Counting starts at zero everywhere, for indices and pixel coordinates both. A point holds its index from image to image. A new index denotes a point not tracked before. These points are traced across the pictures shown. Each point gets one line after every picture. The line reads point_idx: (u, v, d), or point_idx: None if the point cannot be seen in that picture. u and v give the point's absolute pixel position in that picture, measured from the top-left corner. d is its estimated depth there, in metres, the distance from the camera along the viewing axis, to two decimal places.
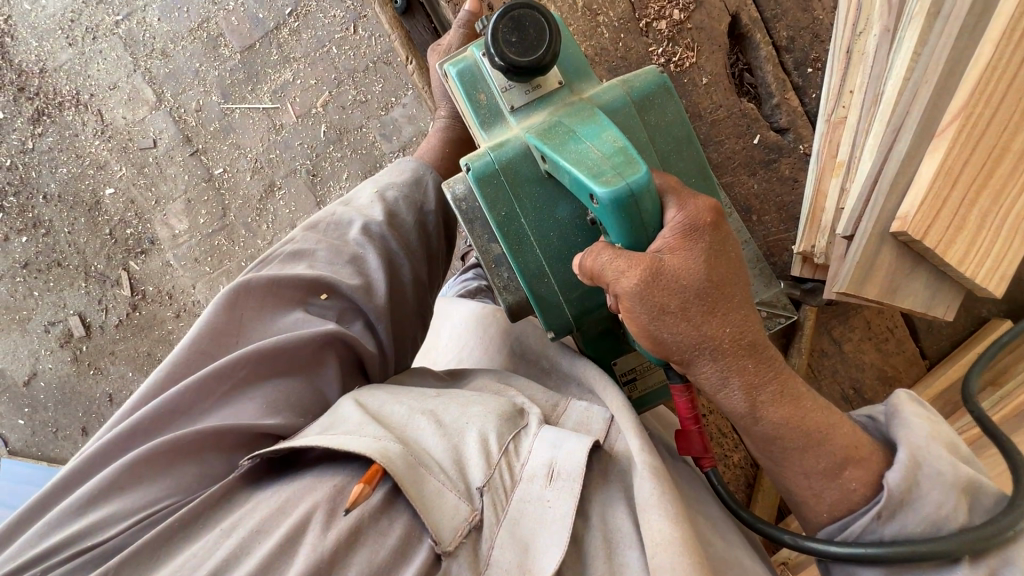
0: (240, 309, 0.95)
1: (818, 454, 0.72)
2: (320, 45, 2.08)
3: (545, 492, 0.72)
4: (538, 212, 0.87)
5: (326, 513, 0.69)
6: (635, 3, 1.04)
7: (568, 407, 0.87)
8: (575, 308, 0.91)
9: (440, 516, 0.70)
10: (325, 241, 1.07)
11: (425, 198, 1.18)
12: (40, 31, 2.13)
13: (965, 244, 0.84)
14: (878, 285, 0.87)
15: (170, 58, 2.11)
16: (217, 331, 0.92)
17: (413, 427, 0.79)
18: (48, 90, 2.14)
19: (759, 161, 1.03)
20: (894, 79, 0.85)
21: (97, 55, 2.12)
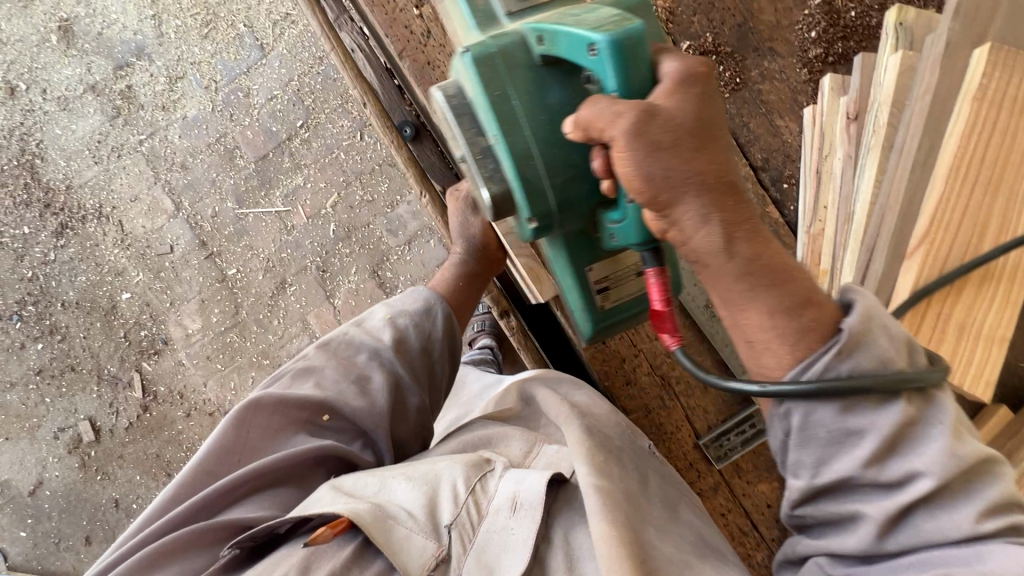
0: (248, 426, 0.97)
1: (782, 292, 0.63)
2: (329, 152, 2.24)
3: (509, 522, 0.77)
4: (529, 102, 0.78)
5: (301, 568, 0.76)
6: None
7: (540, 451, 0.92)
8: (559, 194, 0.80)
9: (408, 556, 0.76)
10: (334, 360, 1.08)
11: (433, 328, 1.16)
12: (68, 152, 2.27)
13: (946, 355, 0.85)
14: None
15: (189, 170, 2.26)
16: (226, 447, 0.95)
17: (386, 486, 0.85)
18: (73, 205, 2.26)
19: None
20: (863, 202, 0.98)
21: (120, 172, 2.27)
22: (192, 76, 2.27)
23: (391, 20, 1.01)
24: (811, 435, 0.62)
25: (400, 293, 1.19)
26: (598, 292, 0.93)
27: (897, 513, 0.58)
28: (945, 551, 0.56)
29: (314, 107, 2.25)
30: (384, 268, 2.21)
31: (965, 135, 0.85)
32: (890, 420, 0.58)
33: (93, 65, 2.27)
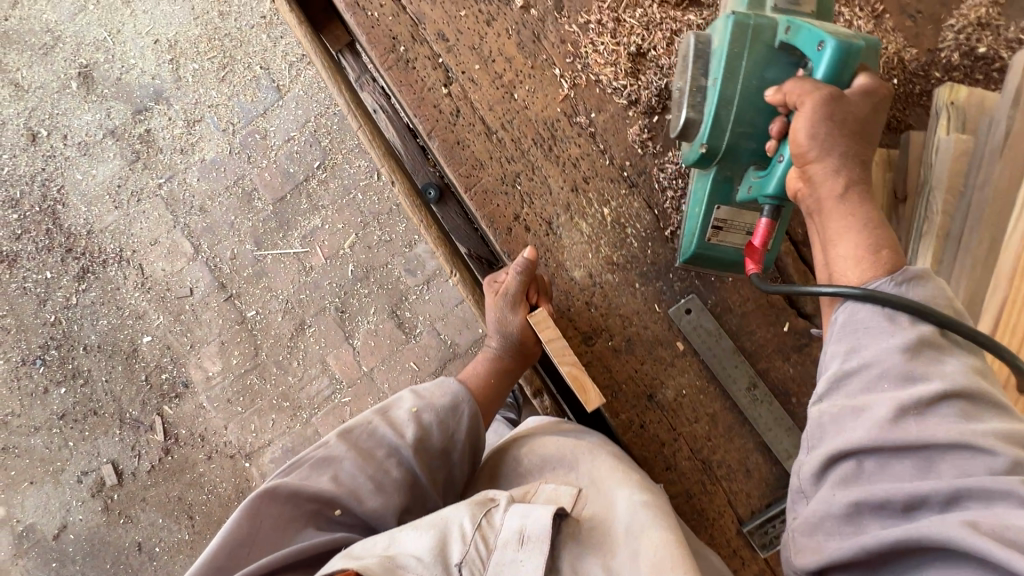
0: (258, 518, 0.88)
1: (872, 234, 0.81)
2: (347, 192, 2.24)
3: (518, 553, 0.79)
4: (753, 68, 0.88)
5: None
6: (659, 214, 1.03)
7: (537, 488, 0.93)
8: (735, 142, 0.91)
9: None
10: (353, 450, 0.99)
11: (455, 430, 1.07)
12: (89, 197, 2.28)
13: None
14: None
15: (208, 213, 2.27)
16: (235, 542, 0.85)
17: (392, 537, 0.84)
18: (93, 249, 2.27)
19: (790, 346, 1.04)
20: None
21: (140, 216, 2.27)
22: (209, 119, 2.27)
23: (419, 99, 0.99)
24: (854, 328, 0.79)
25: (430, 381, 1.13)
26: (716, 232, 0.98)
27: (913, 401, 0.70)
28: (959, 456, 0.66)
29: (331, 148, 2.25)
30: (403, 308, 2.20)
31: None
32: (919, 330, 0.75)
33: (112, 110, 2.28)
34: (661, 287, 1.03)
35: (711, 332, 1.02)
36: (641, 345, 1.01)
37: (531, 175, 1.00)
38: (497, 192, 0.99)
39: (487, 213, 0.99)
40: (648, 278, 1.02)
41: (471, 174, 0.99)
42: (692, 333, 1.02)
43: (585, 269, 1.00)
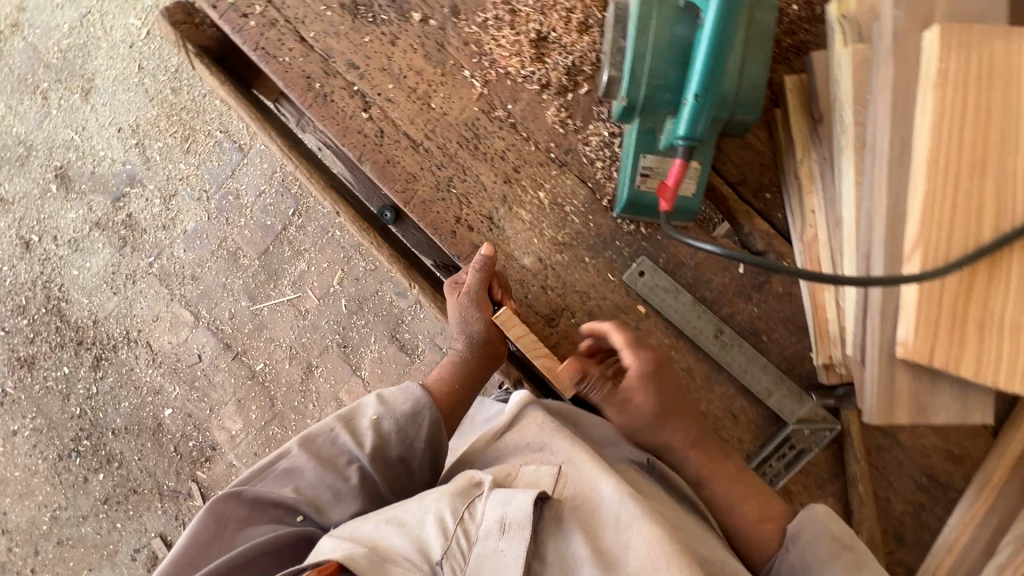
0: (225, 519, 0.93)
1: (756, 502, 0.88)
2: (325, 231, 2.29)
3: (499, 543, 0.80)
4: (661, 24, 0.85)
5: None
6: (594, 187, 1.02)
7: (519, 469, 0.93)
8: (653, 93, 0.86)
9: None
10: (316, 457, 1.02)
11: (416, 436, 1.07)
12: (88, 288, 2.38)
13: (970, 355, 0.71)
14: (908, 409, 0.74)
15: (199, 280, 2.34)
16: (201, 543, 0.91)
17: (381, 530, 0.85)
18: (102, 337, 2.37)
19: (750, 286, 1.00)
20: (847, 204, 0.84)
21: (138, 296, 2.36)
22: (183, 192, 2.35)
23: (343, 128, 1.03)
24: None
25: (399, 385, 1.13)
26: (643, 178, 0.94)
27: None
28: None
29: (301, 193, 2.30)
30: (402, 331, 2.24)
31: (936, 129, 0.72)
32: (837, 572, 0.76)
33: (93, 203, 2.38)
34: (611, 257, 1.01)
35: (669, 289, 0.99)
36: (603, 316, 1.00)
37: (463, 176, 1.02)
38: (435, 199, 1.02)
39: (429, 220, 1.02)
40: (594, 250, 1.01)
41: (406, 187, 1.02)
42: (650, 293, 1.00)
43: (533, 254, 1.01)
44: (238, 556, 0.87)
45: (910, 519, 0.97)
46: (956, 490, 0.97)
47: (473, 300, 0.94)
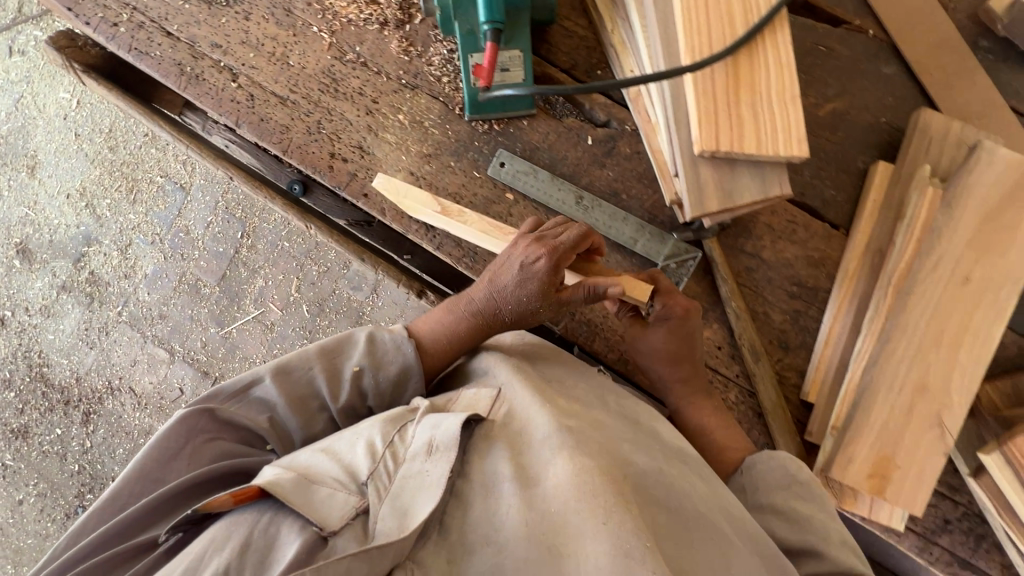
0: (188, 437, 0.82)
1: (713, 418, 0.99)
2: (275, 246, 2.40)
3: (426, 464, 0.75)
4: None
5: (239, 544, 0.67)
6: (445, 99, 1.13)
7: (458, 395, 0.89)
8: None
9: (327, 507, 0.71)
10: (288, 392, 0.87)
11: (399, 405, 0.93)
12: (66, 349, 2.48)
13: (753, 133, 0.81)
14: (715, 196, 0.83)
15: (168, 317, 2.45)
16: (163, 459, 0.81)
17: (311, 454, 0.80)
18: (87, 391, 2.46)
19: (602, 154, 1.10)
20: (642, 48, 0.95)
21: (113, 345, 2.46)
22: (138, 240, 2.48)
23: (216, 99, 1.15)
24: None
25: (399, 339, 0.93)
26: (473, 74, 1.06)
27: None
28: None
29: (246, 216, 2.42)
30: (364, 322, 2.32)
31: None
32: None
33: (56, 269, 2.50)
34: (473, 156, 1.11)
35: (529, 172, 1.09)
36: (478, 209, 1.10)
37: (329, 117, 1.14)
38: (309, 142, 1.14)
39: (308, 162, 1.13)
40: (457, 154, 1.12)
41: (282, 138, 1.14)
42: (513, 179, 1.10)
43: (404, 169, 1.12)
44: (241, 463, 0.83)
45: (790, 326, 1.05)
46: (823, 289, 1.05)
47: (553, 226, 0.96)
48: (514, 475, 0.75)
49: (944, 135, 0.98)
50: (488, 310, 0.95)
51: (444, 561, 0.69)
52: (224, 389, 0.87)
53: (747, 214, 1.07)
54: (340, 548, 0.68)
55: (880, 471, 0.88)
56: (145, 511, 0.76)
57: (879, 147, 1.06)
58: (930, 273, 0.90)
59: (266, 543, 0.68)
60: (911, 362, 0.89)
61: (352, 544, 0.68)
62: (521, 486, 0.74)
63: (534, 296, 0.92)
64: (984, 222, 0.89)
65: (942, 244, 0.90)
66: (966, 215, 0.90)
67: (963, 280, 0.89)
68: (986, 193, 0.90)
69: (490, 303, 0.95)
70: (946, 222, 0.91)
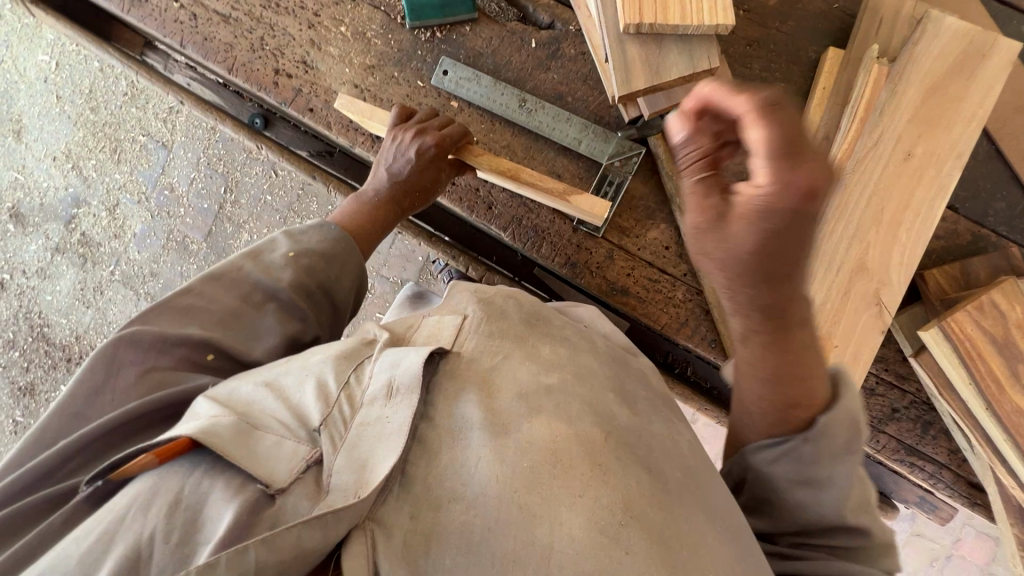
0: (119, 364, 0.71)
1: None
2: (258, 200, 2.35)
3: (385, 409, 0.59)
4: None
5: (167, 503, 0.52)
6: (386, 9, 1.11)
7: (420, 324, 0.74)
8: None
9: (273, 461, 0.56)
10: (226, 299, 0.78)
11: (341, 277, 0.88)
12: (64, 309, 2.53)
13: (677, 5, 0.79)
14: (642, 75, 0.82)
15: (158, 274, 2.47)
16: (92, 389, 0.70)
17: (251, 391, 0.64)
18: (87, 349, 2.51)
19: (546, 57, 1.08)
20: None
21: (109, 304, 2.50)
22: (124, 199, 2.47)
23: (160, 21, 1.15)
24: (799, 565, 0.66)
25: (312, 220, 0.91)
26: None
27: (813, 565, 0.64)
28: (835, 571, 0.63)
29: (228, 170, 2.36)
30: None
31: None
32: None
33: (48, 231, 2.53)
34: (416, 66, 1.10)
35: (471, 78, 1.08)
36: None
37: (272, 33, 1.13)
38: (253, 60, 1.13)
39: (254, 80, 1.13)
40: (401, 64, 1.10)
41: (227, 57, 1.14)
42: (456, 87, 1.08)
43: (348, 82, 1.11)
44: (184, 395, 0.70)
45: None
46: None
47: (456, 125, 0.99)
48: (487, 422, 0.60)
49: (895, 13, 0.94)
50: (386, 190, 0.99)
51: (407, 519, 0.55)
52: (160, 306, 0.75)
53: None
54: (291, 509, 0.53)
55: (818, 351, 0.88)
56: (67, 452, 0.65)
57: (831, 35, 1.03)
58: (873, 151, 0.88)
59: (199, 503, 0.53)
60: (851, 239, 0.88)
61: (304, 503, 0.54)
62: (495, 434, 0.59)
63: (420, 163, 0.97)
64: (928, 96, 0.87)
65: (886, 119, 0.88)
66: (911, 89, 0.87)
67: (905, 156, 0.87)
68: (930, 66, 0.87)
69: (387, 185, 0.99)
70: (890, 100, 0.88)
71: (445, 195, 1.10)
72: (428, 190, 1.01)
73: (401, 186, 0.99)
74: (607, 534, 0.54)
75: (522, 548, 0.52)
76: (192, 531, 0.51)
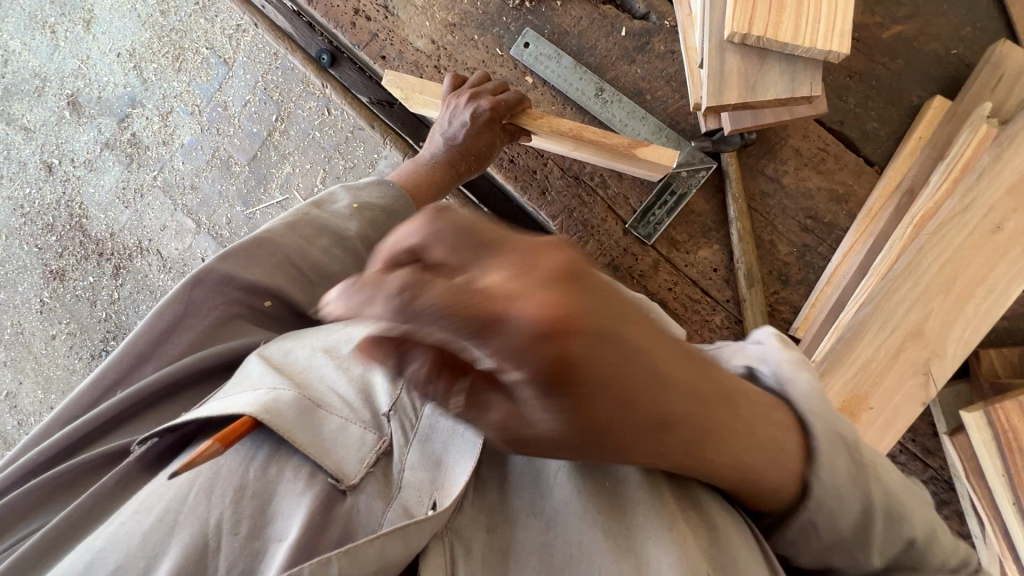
0: (184, 312, 0.70)
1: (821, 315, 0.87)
2: (305, 134, 2.27)
3: None
4: None
5: (233, 488, 0.51)
6: None
7: None
8: None
9: (343, 449, 0.55)
10: (291, 240, 0.74)
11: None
12: (104, 205, 2.58)
13: (791, 21, 0.74)
14: (736, 88, 0.77)
15: (198, 189, 2.47)
16: (155, 336, 0.68)
17: (314, 363, 0.64)
18: (119, 248, 2.56)
19: (633, 49, 1.03)
20: None
21: (147, 209, 2.53)
22: (178, 109, 2.48)
23: None
24: None
25: (365, 180, 0.86)
26: None
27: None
28: None
29: (283, 99, 2.31)
30: None
31: None
32: None
33: (102, 126, 2.57)
34: (497, 32, 1.06)
35: (552, 56, 1.04)
36: None
37: None
38: None
39: (332, 16, 1.11)
40: (482, 28, 1.07)
41: None
42: (535, 62, 1.04)
43: (426, 37, 1.08)
44: (243, 350, 0.69)
45: (794, 260, 1.00)
46: (840, 227, 0.98)
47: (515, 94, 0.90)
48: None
49: (1020, 72, 0.87)
50: (441, 156, 0.92)
51: (484, 532, 0.50)
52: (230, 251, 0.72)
53: (775, 135, 1.00)
54: (364, 509, 0.51)
55: (850, 409, 0.85)
56: (134, 398, 0.65)
57: (941, 82, 0.96)
58: (960, 214, 0.82)
59: (267, 490, 0.52)
60: (912, 305, 0.84)
61: (377, 504, 0.52)
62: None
63: (475, 127, 0.90)
64: None
65: (983, 184, 0.81)
66: (1018, 157, 0.81)
67: (993, 228, 0.81)
68: None
69: (442, 151, 0.92)
70: (992, 163, 0.81)
71: (503, 171, 1.07)
72: (484, 155, 0.93)
73: (455, 150, 0.91)
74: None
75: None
76: (259, 524, 0.50)
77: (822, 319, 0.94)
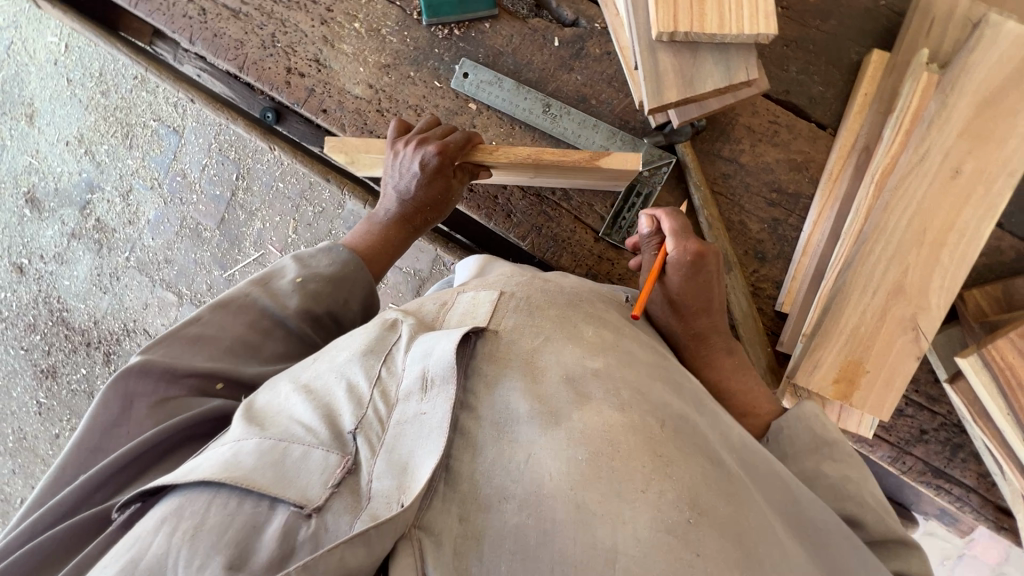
0: (131, 397, 0.65)
1: (891, 214, 0.83)
2: (269, 188, 1.82)
3: (420, 407, 0.54)
4: None
5: (193, 530, 0.46)
6: (405, 6, 1.07)
7: (454, 301, 0.69)
8: None
9: (307, 478, 0.50)
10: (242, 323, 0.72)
11: (350, 299, 0.80)
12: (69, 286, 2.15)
13: (716, 8, 0.74)
14: (676, 83, 0.77)
15: (173, 261, 2.00)
16: (107, 425, 0.64)
17: (284, 401, 0.59)
18: (77, 338, 2.15)
19: (570, 57, 1.03)
20: None
21: (125, 290, 2.08)
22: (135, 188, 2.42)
23: (168, 15, 1.14)
24: None
25: (319, 246, 0.84)
26: None
27: None
28: None
29: (240, 155, 1.84)
30: None
31: None
32: None
33: (65, 217, 2.12)
34: (433, 65, 1.06)
35: (493, 81, 1.03)
36: None
37: (284, 29, 1.10)
38: (265, 58, 1.11)
39: (265, 79, 1.11)
40: (417, 63, 1.06)
41: (236, 54, 1.12)
42: (475, 88, 1.04)
43: (362, 83, 1.07)
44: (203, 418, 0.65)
45: (768, 236, 0.99)
46: (805, 196, 0.98)
47: (464, 140, 0.89)
48: (534, 413, 0.55)
49: (949, 12, 0.87)
50: (397, 210, 0.91)
51: (456, 522, 0.49)
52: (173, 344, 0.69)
53: (726, 118, 1.00)
54: (333, 527, 0.47)
55: (849, 376, 0.85)
56: (89, 485, 0.60)
57: (875, 35, 0.96)
58: (919, 164, 0.82)
59: (228, 527, 0.46)
60: (891, 263, 0.84)
61: (345, 518, 0.48)
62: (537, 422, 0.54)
63: (426, 176, 0.88)
64: (983, 108, 0.80)
65: (933, 134, 0.82)
66: (961, 102, 0.81)
67: (954, 172, 0.81)
68: (987, 74, 0.80)
69: (400, 203, 0.91)
70: (939, 112, 0.81)
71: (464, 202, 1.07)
72: (439, 202, 0.91)
73: (408, 204, 0.90)
74: (674, 534, 0.48)
75: (585, 552, 0.46)
76: (240, 553, 0.45)
77: (807, 290, 0.93)
